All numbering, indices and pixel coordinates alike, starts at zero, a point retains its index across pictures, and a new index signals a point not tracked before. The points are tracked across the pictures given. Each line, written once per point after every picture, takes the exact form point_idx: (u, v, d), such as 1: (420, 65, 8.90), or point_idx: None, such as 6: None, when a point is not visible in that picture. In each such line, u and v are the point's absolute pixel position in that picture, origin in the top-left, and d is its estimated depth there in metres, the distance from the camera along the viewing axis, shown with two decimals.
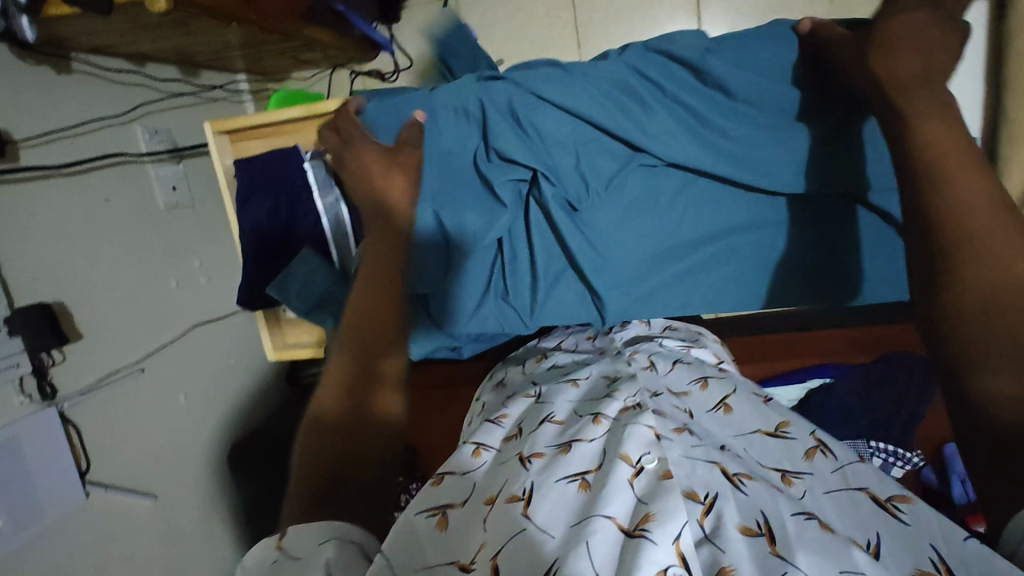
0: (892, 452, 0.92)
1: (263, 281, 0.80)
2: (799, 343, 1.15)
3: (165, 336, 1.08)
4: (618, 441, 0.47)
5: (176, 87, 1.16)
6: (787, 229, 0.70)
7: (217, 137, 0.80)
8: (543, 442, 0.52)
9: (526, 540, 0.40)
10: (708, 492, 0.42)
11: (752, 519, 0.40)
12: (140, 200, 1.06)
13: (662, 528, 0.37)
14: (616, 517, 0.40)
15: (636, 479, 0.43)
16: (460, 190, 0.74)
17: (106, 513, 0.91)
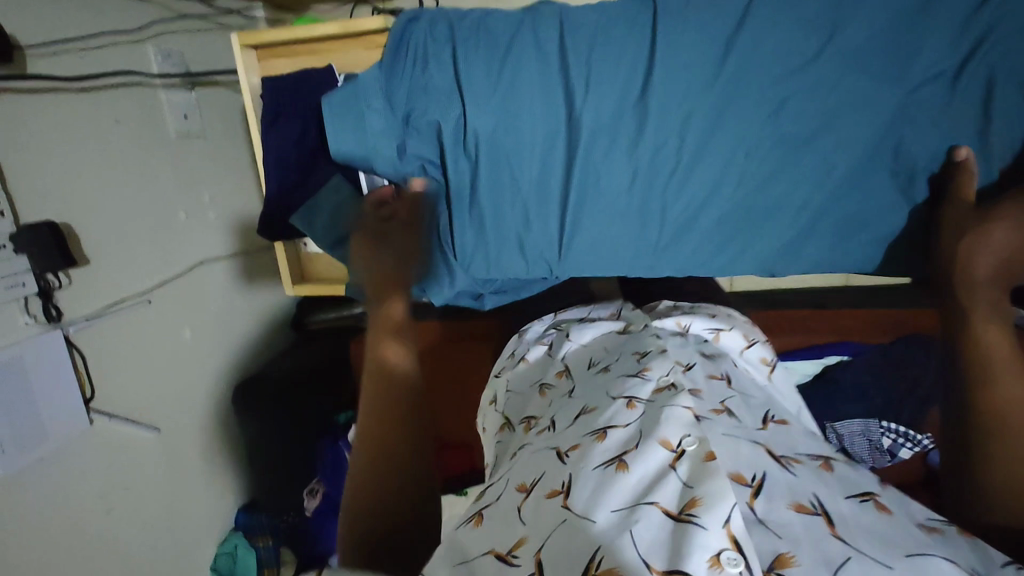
0: (901, 434, 0.96)
1: (283, 214, 0.76)
2: (817, 319, 1.11)
3: (174, 270, 1.05)
4: (655, 426, 0.50)
5: (191, 8, 1.09)
6: (872, 186, 0.63)
7: (244, 51, 0.76)
8: (582, 433, 0.55)
9: (574, 526, 0.43)
10: (754, 476, 0.46)
11: (804, 500, 0.44)
12: (151, 124, 1.01)
13: (711, 513, 0.40)
14: (662, 503, 0.43)
15: (676, 463, 0.46)
16: (510, 104, 0.67)
17: (109, 443, 0.90)
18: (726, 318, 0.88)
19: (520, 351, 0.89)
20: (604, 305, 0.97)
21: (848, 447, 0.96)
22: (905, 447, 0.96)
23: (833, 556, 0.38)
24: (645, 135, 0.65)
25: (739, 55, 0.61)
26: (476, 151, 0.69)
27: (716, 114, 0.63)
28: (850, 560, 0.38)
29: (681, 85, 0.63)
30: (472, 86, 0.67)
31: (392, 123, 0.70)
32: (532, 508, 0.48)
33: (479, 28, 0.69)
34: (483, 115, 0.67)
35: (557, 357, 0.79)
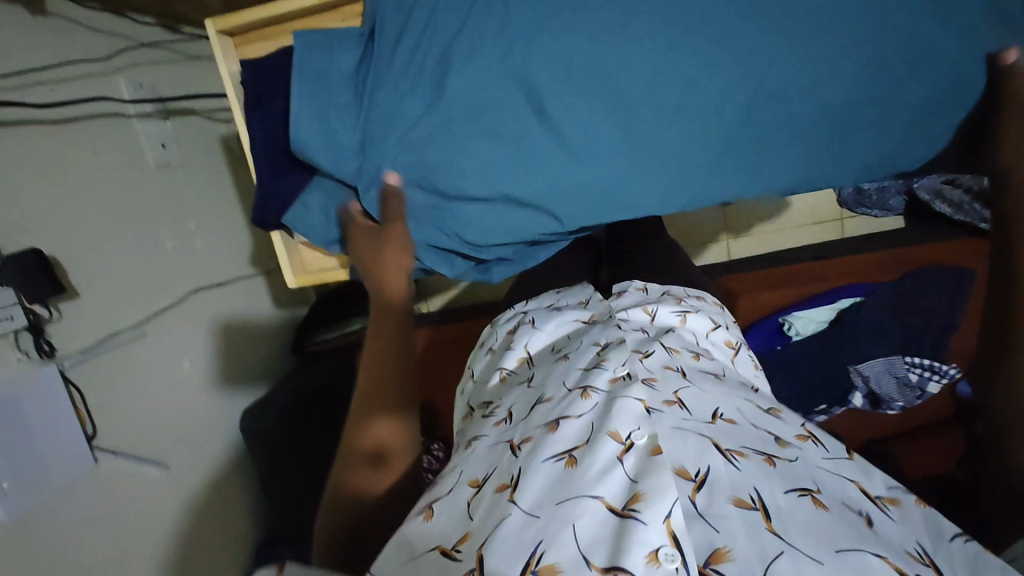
0: (926, 367, 0.96)
1: (277, 202, 0.74)
2: (818, 270, 1.13)
3: (167, 301, 1.02)
4: (607, 417, 0.51)
5: (157, 39, 1.09)
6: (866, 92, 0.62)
7: (220, 37, 0.75)
8: (535, 423, 0.54)
9: (514, 522, 0.44)
10: (699, 469, 0.46)
11: (745, 493, 0.44)
12: (129, 156, 1.00)
13: (653, 509, 0.42)
14: (606, 498, 0.44)
15: (625, 455, 0.47)
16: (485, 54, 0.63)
17: (115, 482, 0.87)
18: (691, 304, 0.87)
19: (486, 342, 0.87)
20: (582, 291, 0.93)
21: (876, 387, 0.95)
22: (932, 380, 0.96)
23: (766, 551, 0.40)
24: (697, 68, 0.61)
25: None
26: (500, 102, 0.64)
27: (767, 41, 0.60)
28: (783, 555, 0.39)
29: (732, 8, 0.60)
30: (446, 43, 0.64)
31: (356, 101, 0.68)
32: (480, 508, 0.48)
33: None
34: (515, 59, 0.62)
35: (519, 343, 0.76)
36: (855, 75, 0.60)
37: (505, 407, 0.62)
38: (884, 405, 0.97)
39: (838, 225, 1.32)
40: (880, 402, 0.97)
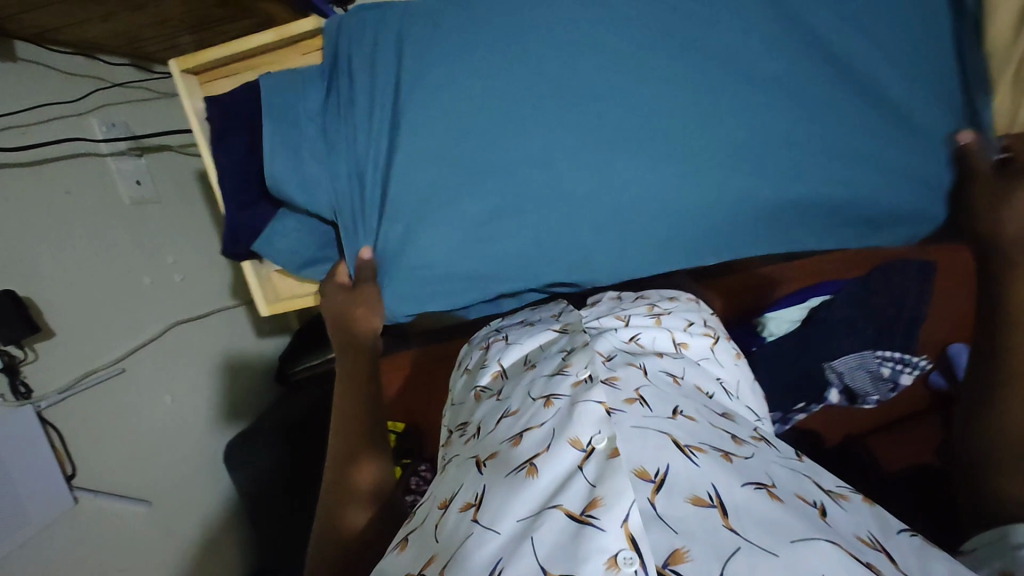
0: (899, 359, 0.99)
1: (247, 233, 0.77)
2: (790, 272, 1.15)
3: (146, 335, 1.02)
4: (569, 422, 0.52)
5: (130, 78, 1.11)
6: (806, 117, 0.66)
7: (183, 75, 0.77)
8: (501, 437, 0.56)
9: (476, 541, 0.46)
10: (658, 470, 0.47)
11: (703, 491, 0.45)
12: (104, 195, 1.01)
13: (610, 515, 0.43)
14: (566, 506, 0.46)
15: (585, 462, 0.49)
16: (443, 101, 0.67)
17: (96, 521, 0.86)
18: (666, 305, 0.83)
19: (464, 362, 0.87)
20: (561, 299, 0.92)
21: (850, 382, 0.98)
22: (904, 372, 1.00)
23: (723, 547, 0.40)
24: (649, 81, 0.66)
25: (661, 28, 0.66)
26: (464, 121, 0.67)
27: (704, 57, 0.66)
28: (739, 550, 0.40)
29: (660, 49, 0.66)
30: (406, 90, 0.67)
31: (327, 141, 0.72)
32: (448, 531, 0.50)
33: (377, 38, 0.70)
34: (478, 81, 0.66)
35: (494, 359, 0.76)
36: (780, 96, 0.66)
37: (477, 425, 0.64)
38: (860, 399, 1.00)
39: None
40: (856, 397, 1.00)
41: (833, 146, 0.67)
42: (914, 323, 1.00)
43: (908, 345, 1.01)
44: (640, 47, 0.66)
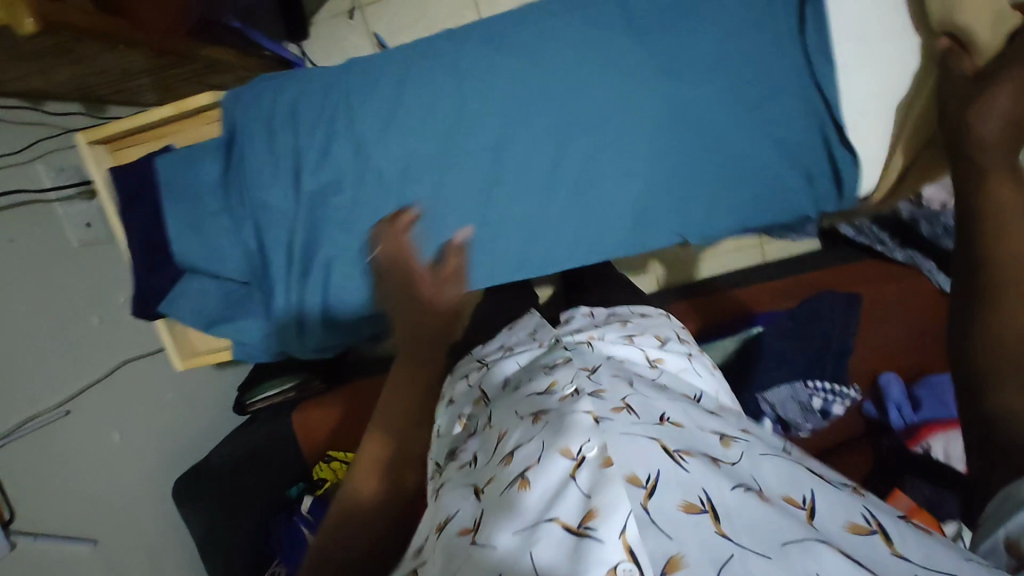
0: (829, 390, 1.02)
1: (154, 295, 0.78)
2: (730, 302, 1.14)
3: (93, 375, 1.05)
4: (558, 435, 0.53)
5: (78, 122, 1.15)
6: (703, 169, 0.69)
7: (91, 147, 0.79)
8: (496, 461, 0.56)
9: (479, 556, 0.46)
10: (649, 476, 0.46)
11: (695, 496, 0.45)
12: (51, 240, 1.03)
13: (607, 525, 0.43)
14: (562, 518, 0.45)
15: (579, 471, 0.48)
16: (347, 167, 0.71)
17: (37, 564, 0.88)
18: (639, 324, 0.89)
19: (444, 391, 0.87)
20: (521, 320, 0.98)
21: (781, 414, 1.01)
22: (837, 402, 1.02)
23: (718, 554, 0.40)
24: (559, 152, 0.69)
25: (532, 85, 0.68)
26: (366, 184, 0.71)
27: (593, 120, 0.68)
28: (733, 557, 0.40)
29: (536, 108, 0.68)
30: (307, 158, 0.71)
31: (237, 207, 0.75)
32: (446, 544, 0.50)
33: (265, 110, 0.73)
34: (386, 147, 0.70)
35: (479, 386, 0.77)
36: (679, 149, 0.68)
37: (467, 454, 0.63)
38: (793, 430, 1.02)
39: (760, 249, 1.36)
40: (790, 427, 1.03)
41: (743, 188, 0.70)
42: (841, 354, 1.03)
43: (837, 375, 1.03)
44: (512, 102, 0.68)
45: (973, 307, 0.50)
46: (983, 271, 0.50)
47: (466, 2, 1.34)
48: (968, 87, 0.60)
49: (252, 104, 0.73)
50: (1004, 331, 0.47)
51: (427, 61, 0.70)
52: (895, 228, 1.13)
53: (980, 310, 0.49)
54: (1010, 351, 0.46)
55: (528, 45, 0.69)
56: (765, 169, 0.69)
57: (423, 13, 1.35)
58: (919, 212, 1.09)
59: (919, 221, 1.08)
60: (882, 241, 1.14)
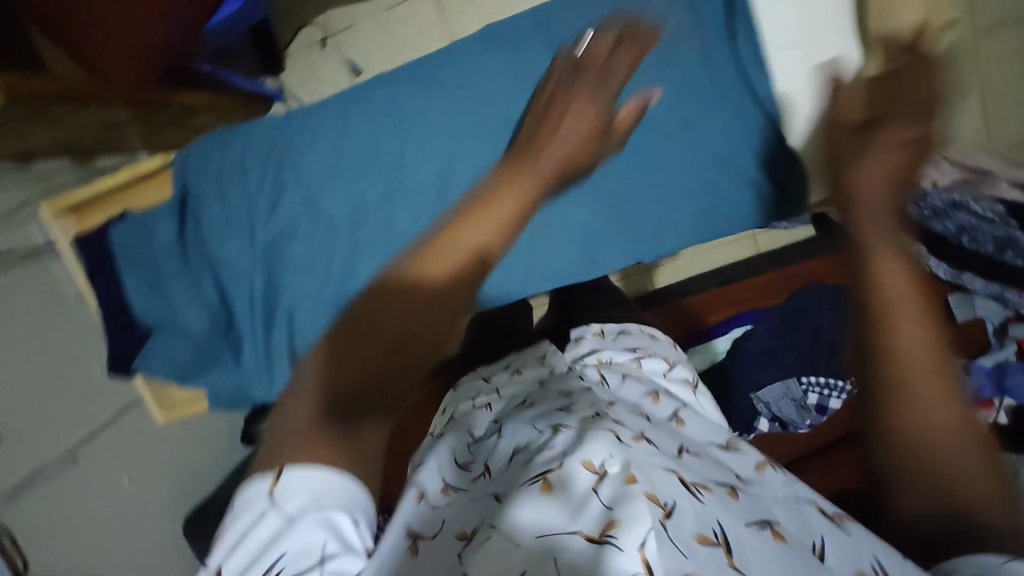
0: (825, 384, 0.97)
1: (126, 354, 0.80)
2: (713, 302, 1.18)
3: (98, 423, 1.08)
4: (580, 444, 0.48)
5: (66, 177, 1.17)
6: (645, 194, 0.82)
7: None
8: (507, 475, 0.51)
9: (487, 552, 0.41)
10: (667, 500, 0.43)
11: (709, 529, 0.42)
12: (48, 296, 1.06)
13: (628, 534, 0.39)
14: (584, 528, 0.41)
15: (600, 485, 0.44)
16: (305, 214, 0.77)
17: None
18: (650, 351, 0.89)
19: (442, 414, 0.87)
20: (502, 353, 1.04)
21: (777, 413, 0.97)
22: (834, 396, 0.98)
23: None
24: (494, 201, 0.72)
25: (468, 124, 0.77)
26: (321, 226, 0.77)
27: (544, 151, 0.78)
28: None
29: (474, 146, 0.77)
30: (264, 209, 0.77)
31: (197, 261, 0.79)
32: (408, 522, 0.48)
33: (215, 167, 0.78)
34: (335, 192, 0.77)
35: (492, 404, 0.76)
36: (623, 177, 0.82)
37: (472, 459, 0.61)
38: (790, 427, 0.98)
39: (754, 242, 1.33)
40: (786, 425, 0.99)
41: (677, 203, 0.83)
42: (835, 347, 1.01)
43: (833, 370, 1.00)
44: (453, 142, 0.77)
45: (870, 404, 0.47)
46: (879, 369, 0.46)
47: (436, 22, 1.33)
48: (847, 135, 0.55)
49: (203, 164, 0.79)
50: (900, 444, 0.45)
51: (366, 108, 0.77)
52: None
53: (886, 406, 0.46)
54: (913, 463, 0.45)
55: (457, 85, 0.77)
56: (699, 186, 0.83)
57: (395, 35, 1.33)
58: (910, 194, 1.05)
59: (910, 202, 1.03)
60: None
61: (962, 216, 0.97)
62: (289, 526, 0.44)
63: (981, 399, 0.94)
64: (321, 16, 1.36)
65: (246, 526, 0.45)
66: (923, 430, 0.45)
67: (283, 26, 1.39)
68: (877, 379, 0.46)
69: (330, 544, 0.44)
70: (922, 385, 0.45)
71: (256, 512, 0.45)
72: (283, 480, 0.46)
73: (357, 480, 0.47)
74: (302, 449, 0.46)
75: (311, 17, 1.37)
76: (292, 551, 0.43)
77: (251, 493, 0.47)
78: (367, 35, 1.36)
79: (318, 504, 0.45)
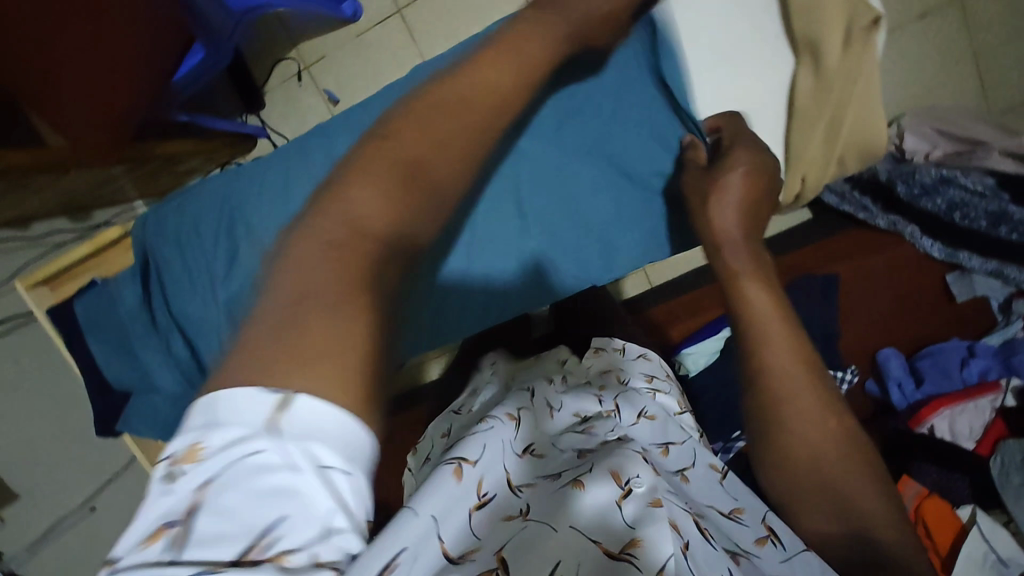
0: None
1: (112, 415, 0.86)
2: (707, 297, 1.13)
3: (109, 467, 1.13)
4: (612, 459, 0.47)
5: (62, 236, 1.18)
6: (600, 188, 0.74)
7: (33, 291, 0.89)
8: (535, 474, 0.52)
9: (522, 544, 0.41)
10: (687, 536, 0.42)
11: (721, 575, 0.41)
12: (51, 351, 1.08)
13: (649, 559, 0.38)
14: (604, 543, 0.40)
15: (624, 501, 0.43)
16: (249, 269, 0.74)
17: None
18: (664, 382, 0.82)
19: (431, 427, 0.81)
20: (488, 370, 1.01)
21: None
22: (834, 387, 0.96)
23: None
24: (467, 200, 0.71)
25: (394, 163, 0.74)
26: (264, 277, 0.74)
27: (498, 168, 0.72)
28: None
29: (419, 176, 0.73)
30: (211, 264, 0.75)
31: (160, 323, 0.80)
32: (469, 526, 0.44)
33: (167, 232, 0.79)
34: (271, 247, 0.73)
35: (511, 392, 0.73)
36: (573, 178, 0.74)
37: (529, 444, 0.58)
38: None
39: None
40: None
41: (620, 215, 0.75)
42: (828, 337, 0.98)
43: (828, 360, 0.97)
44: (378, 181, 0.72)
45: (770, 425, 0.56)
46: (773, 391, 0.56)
47: (406, 41, 1.33)
48: (702, 175, 0.69)
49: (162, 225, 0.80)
50: (796, 459, 0.54)
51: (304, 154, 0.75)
52: (873, 191, 1.05)
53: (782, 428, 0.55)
54: (806, 476, 0.53)
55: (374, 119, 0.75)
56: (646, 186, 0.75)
57: (368, 62, 1.33)
58: (898, 172, 1.00)
59: (895, 180, 0.99)
60: (865, 207, 1.06)
61: (952, 192, 0.93)
62: (288, 474, 0.31)
63: (986, 381, 0.91)
64: (292, 51, 1.36)
65: (227, 453, 0.31)
66: (808, 446, 0.54)
67: (257, 64, 1.38)
68: (756, 410, 0.57)
69: (338, 514, 0.32)
70: (805, 412, 0.55)
71: (245, 440, 0.31)
72: (287, 408, 0.32)
73: (371, 435, 0.34)
74: (297, 371, 0.32)
75: (284, 54, 1.36)
76: (286, 506, 0.31)
77: (240, 401, 0.32)
78: (339, 62, 1.35)
79: (326, 456, 0.32)
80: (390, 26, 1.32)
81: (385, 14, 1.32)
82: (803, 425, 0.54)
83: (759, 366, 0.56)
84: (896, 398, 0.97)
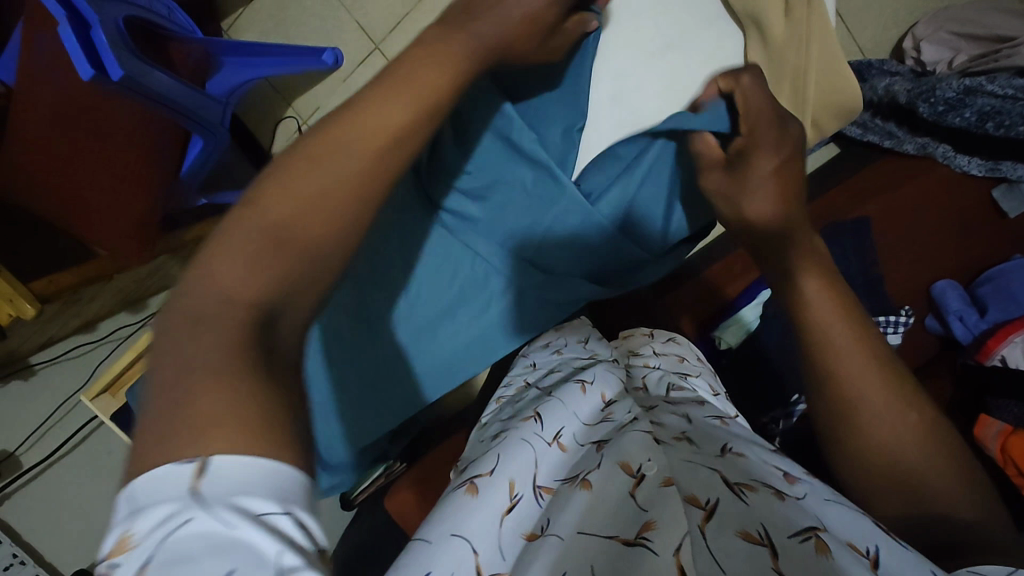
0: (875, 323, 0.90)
1: None
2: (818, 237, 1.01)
3: None
4: (619, 450, 0.56)
5: (128, 328, 1.22)
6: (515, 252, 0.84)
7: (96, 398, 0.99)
8: (552, 474, 0.59)
9: (540, 547, 0.50)
10: (709, 498, 0.46)
11: (754, 528, 0.43)
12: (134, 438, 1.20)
13: (661, 538, 0.46)
14: (621, 534, 0.47)
15: (637, 488, 0.52)
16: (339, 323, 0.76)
17: None
18: (695, 362, 0.81)
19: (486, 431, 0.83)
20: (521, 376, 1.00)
21: None
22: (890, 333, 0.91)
23: None
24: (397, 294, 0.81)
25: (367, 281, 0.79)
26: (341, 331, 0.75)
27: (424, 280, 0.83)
28: None
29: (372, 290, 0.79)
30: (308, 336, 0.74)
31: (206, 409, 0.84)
32: (497, 539, 0.53)
33: None
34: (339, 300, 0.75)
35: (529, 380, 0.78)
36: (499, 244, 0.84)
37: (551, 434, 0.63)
38: None
39: None
40: None
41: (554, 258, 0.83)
42: (870, 281, 0.92)
43: (878, 306, 0.91)
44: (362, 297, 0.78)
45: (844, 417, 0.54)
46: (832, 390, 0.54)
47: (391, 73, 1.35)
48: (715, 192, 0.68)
49: None
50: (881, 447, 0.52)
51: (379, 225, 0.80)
52: (898, 115, 0.97)
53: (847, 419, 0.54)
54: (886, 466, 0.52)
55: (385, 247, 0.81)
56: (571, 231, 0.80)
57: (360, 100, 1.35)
58: (918, 91, 0.92)
59: (916, 103, 0.91)
60: (889, 133, 0.99)
61: (981, 100, 0.86)
62: (227, 527, 0.29)
63: None
64: (290, 109, 1.39)
65: (155, 535, 0.29)
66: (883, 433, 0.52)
67: (260, 130, 1.40)
68: (828, 405, 0.55)
69: (287, 553, 0.28)
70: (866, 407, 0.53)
71: (171, 514, 0.29)
72: (206, 470, 0.30)
73: (296, 470, 0.32)
74: (199, 436, 0.32)
75: (282, 114, 1.39)
76: (230, 561, 0.28)
77: (161, 476, 0.31)
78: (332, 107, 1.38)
79: (258, 502, 0.30)
80: (373, 62, 1.35)
81: (364, 53, 1.35)
82: (877, 425, 0.52)
83: (828, 363, 0.54)
84: (959, 331, 0.90)
